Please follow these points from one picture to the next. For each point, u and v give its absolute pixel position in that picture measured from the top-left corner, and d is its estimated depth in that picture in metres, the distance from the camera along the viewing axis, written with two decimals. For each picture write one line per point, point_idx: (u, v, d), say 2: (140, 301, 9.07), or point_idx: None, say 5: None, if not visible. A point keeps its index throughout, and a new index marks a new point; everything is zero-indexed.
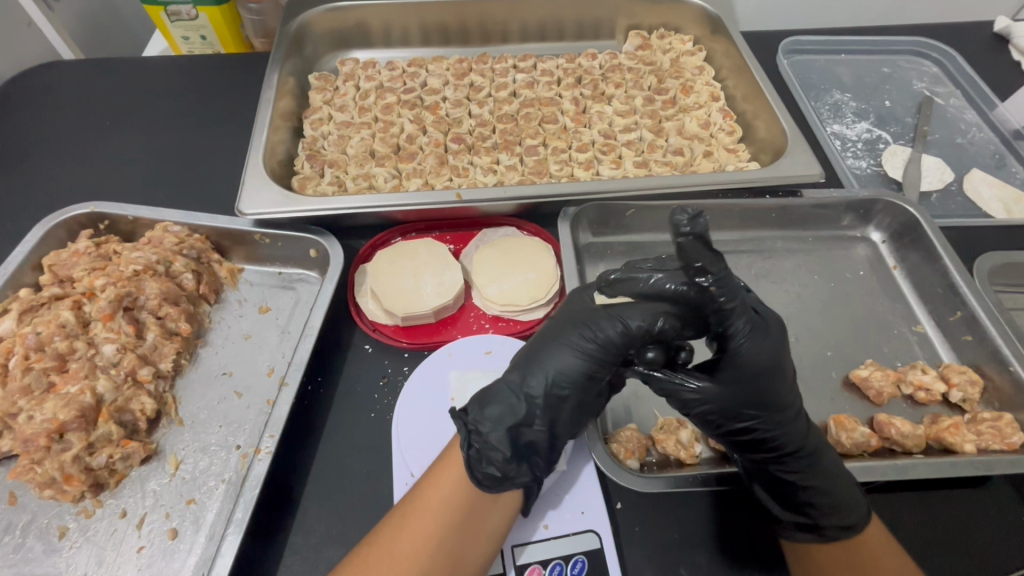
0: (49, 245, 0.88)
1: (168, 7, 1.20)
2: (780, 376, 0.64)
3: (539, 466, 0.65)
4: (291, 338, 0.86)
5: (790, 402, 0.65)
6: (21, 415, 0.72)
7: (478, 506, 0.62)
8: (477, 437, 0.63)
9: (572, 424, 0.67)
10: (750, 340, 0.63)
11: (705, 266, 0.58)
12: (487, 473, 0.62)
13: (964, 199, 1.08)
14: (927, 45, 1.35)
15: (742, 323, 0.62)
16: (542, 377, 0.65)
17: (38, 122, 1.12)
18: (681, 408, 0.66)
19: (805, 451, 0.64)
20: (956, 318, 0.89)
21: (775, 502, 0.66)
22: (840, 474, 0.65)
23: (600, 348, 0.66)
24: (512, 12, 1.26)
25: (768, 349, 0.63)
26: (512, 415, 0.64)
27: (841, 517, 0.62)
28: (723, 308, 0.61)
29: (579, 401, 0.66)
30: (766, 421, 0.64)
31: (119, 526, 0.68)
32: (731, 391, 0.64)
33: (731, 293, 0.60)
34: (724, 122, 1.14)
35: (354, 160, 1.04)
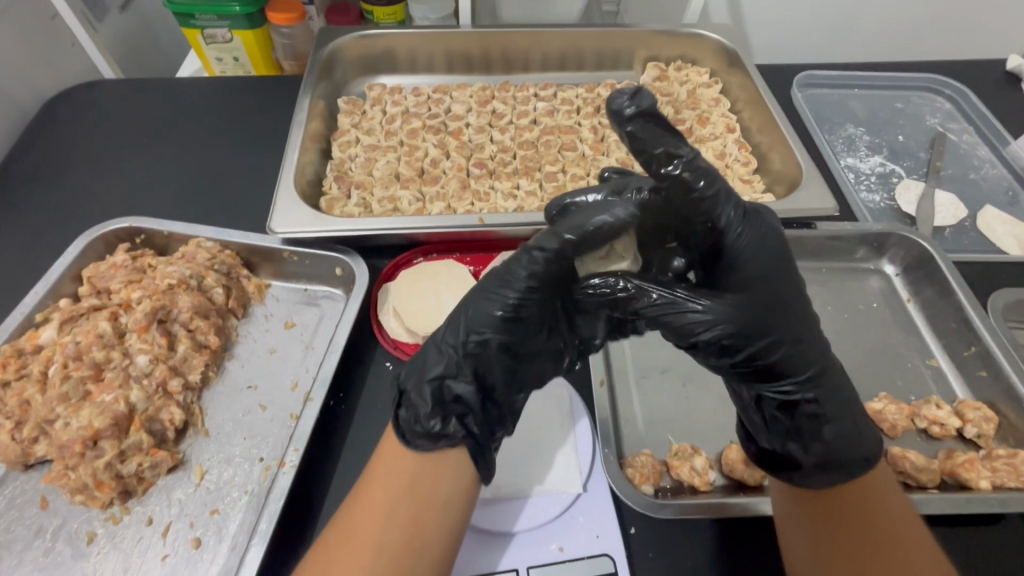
0: (89, 258, 0.92)
1: (205, 30, 1.27)
2: (786, 278, 0.66)
3: (474, 421, 0.64)
4: (314, 354, 0.88)
5: (801, 314, 0.66)
6: (58, 422, 0.74)
7: (421, 475, 0.62)
8: (407, 399, 0.64)
9: (504, 369, 0.66)
10: (745, 231, 0.65)
11: (673, 148, 0.62)
12: (415, 433, 0.63)
13: (977, 234, 1.09)
14: (939, 82, 1.37)
15: (732, 213, 0.65)
16: (459, 329, 0.65)
17: (80, 138, 1.17)
18: (687, 334, 0.64)
19: (823, 377, 0.66)
20: (970, 353, 0.90)
21: (794, 444, 0.67)
22: (855, 405, 0.68)
23: (516, 284, 0.64)
24: (534, 43, 1.31)
25: (765, 241, 0.66)
26: (433, 368, 0.64)
27: (862, 450, 0.65)
28: (705, 196, 0.64)
29: (505, 341, 0.65)
30: (776, 339, 0.65)
31: (145, 534, 0.70)
32: (737, 305, 0.64)
33: (711, 180, 0.64)
34: (739, 153, 1.17)
35: (380, 183, 1.07)
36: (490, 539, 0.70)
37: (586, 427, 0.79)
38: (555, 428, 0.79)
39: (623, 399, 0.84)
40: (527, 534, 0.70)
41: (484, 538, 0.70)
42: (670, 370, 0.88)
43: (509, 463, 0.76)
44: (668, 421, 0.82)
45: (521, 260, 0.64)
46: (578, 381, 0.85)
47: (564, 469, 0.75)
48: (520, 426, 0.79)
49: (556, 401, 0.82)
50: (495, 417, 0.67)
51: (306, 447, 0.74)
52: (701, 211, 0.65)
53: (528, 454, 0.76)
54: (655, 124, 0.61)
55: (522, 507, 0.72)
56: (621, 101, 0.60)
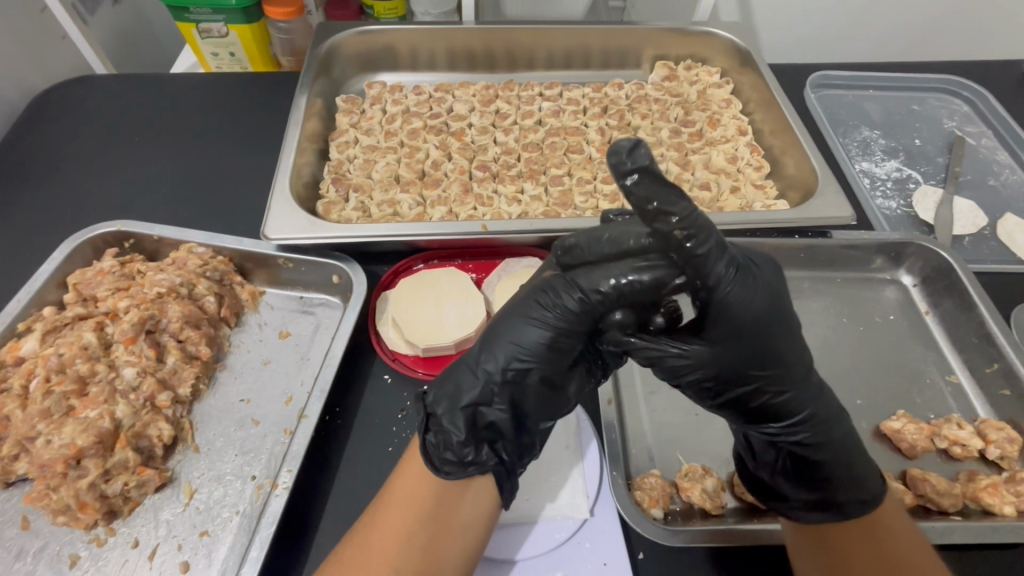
0: (75, 263, 0.88)
1: (199, 24, 1.21)
2: (780, 328, 0.59)
3: (504, 448, 0.61)
4: (310, 365, 0.85)
5: (798, 360, 0.60)
6: (39, 439, 0.71)
7: (444, 500, 0.59)
8: (435, 423, 0.61)
9: (541, 400, 0.62)
10: (738, 287, 0.56)
11: (666, 204, 0.52)
12: (445, 460, 0.59)
13: (997, 243, 1.05)
14: (958, 83, 1.33)
15: (724, 267, 0.55)
16: (500, 357, 0.61)
17: (68, 135, 1.13)
18: (671, 377, 0.60)
19: (819, 420, 0.62)
20: (992, 370, 0.86)
21: (782, 479, 0.64)
22: (854, 445, 0.63)
23: (558, 314, 0.61)
24: (539, 40, 1.27)
25: (757, 297, 0.57)
26: (466, 394, 0.60)
27: (857, 493, 0.61)
28: (696, 255, 0.54)
29: (546, 372, 0.62)
30: (765, 384, 0.60)
31: (131, 557, 0.67)
32: (727, 356, 0.58)
33: (704, 236, 0.54)
34: (751, 157, 1.13)
35: (379, 185, 1.04)
36: (491, 566, 0.67)
37: (595, 449, 0.76)
38: (561, 448, 0.76)
39: (631, 416, 0.81)
40: (530, 561, 0.67)
41: (489, 567, 0.67)
42: None
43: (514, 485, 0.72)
44: (679, 440, 0.79)
45: (573, 294, 0.61)
46: (584, 397, 0.82)
47: (570, 492, 0.72)
48: None
49: (562, 419, 0.79)
50: (528, 447, 0.64)
51: (300, 466, 0.71)
52: (693, 268, 0.54)
53: (532, 476, 0.74)
54: (654, 177, 0.51)
55: (527, 533, 0.69)
56: (623, 151, 0.51)
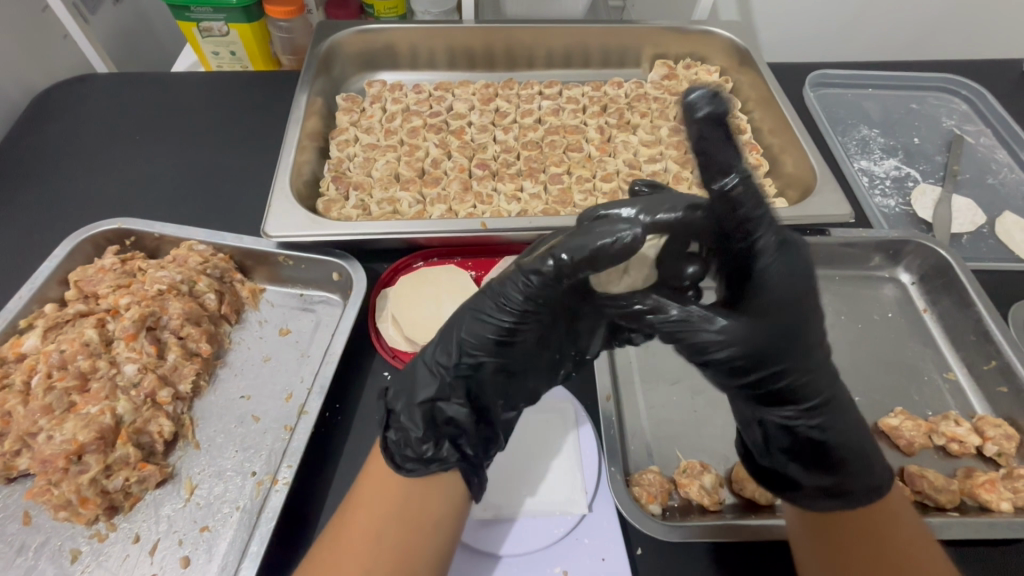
0: (76, 260, 0.88)
1: (200, 23, 1.21)
2: (810, 309, 0.61)
3: (467, 444, 0.62)
4: (310, 362, 0.85)
5: (820, 343, 0.62)
6: (40, 434, 0.71)
7: (408, 497, 0.60)
8: (395, 421, 0.62)
9: (497, 388, 0.66)
10: (774, 260, 0.59)
11: (728, 163, 0.55)
12: (407, 457, 0.60)
13: (995, 241, 1.06)
14: (957, 82, 1.33)
15: (761, 242, 0.59)
16: (452, 350, 0.64)
17: (69, 133, 1.13)
18: (698, 351, 0.62)
19: (833, 405, 0.63)
20: (990, 367, 0.87)
21: (798, 464, 0.64)
22: (863, 432, 0.64)
23: (511, 305, 0.63)
24: (539, 39, 1.27)
25: (796, 275, 0.60)
26: (424, 391, 0.62)
27: (866, 479, 0.61)
28: (749, 218, 0.58)
29: (499, 363, 0.65)
30: (792, 365, 0.61)
31: (132, 552, 0.68)
32: (760, 333, 0.60)
33: (755, 202, 0.58)
34: (750, 155, 1.14)
35: (379, 184, 1.04)
36: (489, 561, 0.67)
37: (587, 444, 0.77)
38: (552, 444, 0.76)
39: (630, 412, 0.81)
40: (528, 557, 0.67)
41: (488, 562, 0.67)
42: (679, 383, 0.84)
43: (512, 481, 0.73)
44: (677, 437, 0.79)
45: (516, 282, 0.62)
46: (583, 394, 0.82)
47: (564, 488, 0.72)
48: (522, 442, 0.77)
49: (559, 415, 0.79)
50: (493, 440, 0.65)
51: (300, 462, 0.71)
52: (741, 228, 0.59)
53: (531, 471, 0.74)
54: (722, 130, 0.55)
55: (524, 528, 0.69)
56: (696, 98, 0.54)
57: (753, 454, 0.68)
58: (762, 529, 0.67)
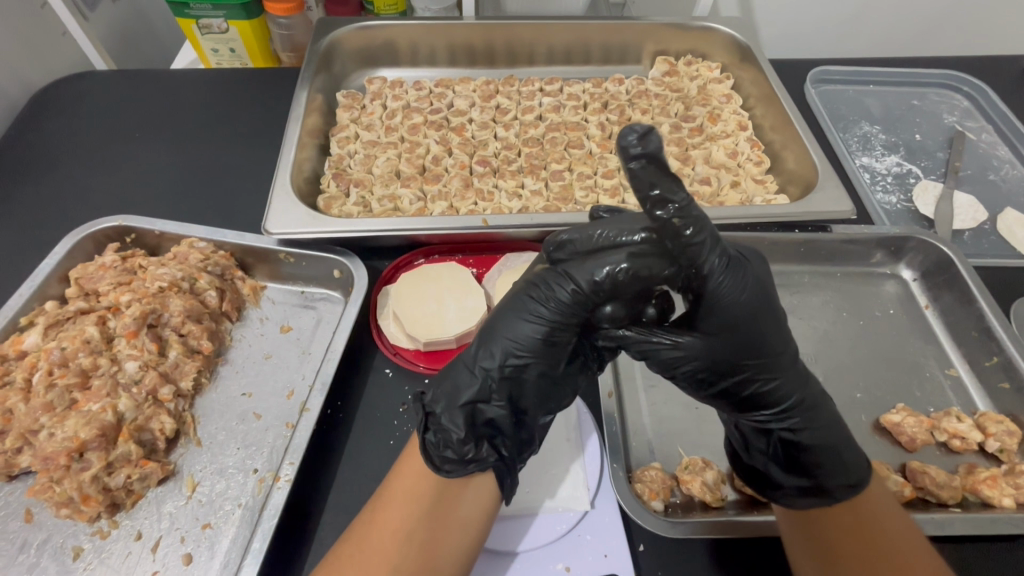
0: (76, 257, 0.88)
1: (200, 20, 1.21)
2: (766, 318, 0.61)
3: (504, 445, 0.62)
4: (311, 360, 0.85)
5: (784, 348, 0.62)
6: (42, 432, 0.71)
7: (443, 496, 0.59)
8: (434, 422, 0.61)
9: (541, 393, 0.63)
10: (728, 279, 0.58)
11: (667, 191, 0.53)
12: (445, 458, 0.59)
13: (997, 238, 1.05)
14: (958, 78, 1.33)
15: (716, 259, 0.57)
16: (498, 351, 0.62)
17: (68, 130, 1.13)
18: (665, 369, 0.62)
19: (806, 405, 0.64)
20: (992, 363, 0.87)
21: (775, 465, 0.66)
22: (839, 427, 0.65)
23: (553, 308, 0.62)
24: (540, 36, 1.26)
25: (749, 287, 0.60)
26: (465, 392, 0.61)
27: (845, 476, 0.62)
28: (691, 243, 0.56)
29: (544, 367, 0.63)
30: (755, 373, 0.62)
31: (134, 549, 0.68)
32: (716, 347, 0.61)
33: (699, 223, 0.56)
34: (751, 152, 1.14)
35: (379, 181, 1.04)
36: (491, 558, 0.67)
37: (594, 442, 0.77)
38: (561, 441, 0.76)
39: (631, 409, 0.81)
40: (530, 553, 0.67)
41: (490, 558, 0.67)
42: None
43: None
44: (679, 433, 0.79)
45: (566, 286, 0.62)
46: (584, 391, 0.82)
47: (570, 484, 0.72)
48: None
49: (563, 413, 0.79)
50: (529, 444, 0.64)
51: (302, 459, 0.71)
52: (685, 255, 0.57)
53: (535, 469, 0.74)
54: (660, 168, 0.52)
55: (525, 526, 0.69)
56: (628, 139, 0.51)
57: (741, 455, 0.70)
58: (765, 526, 0.67)
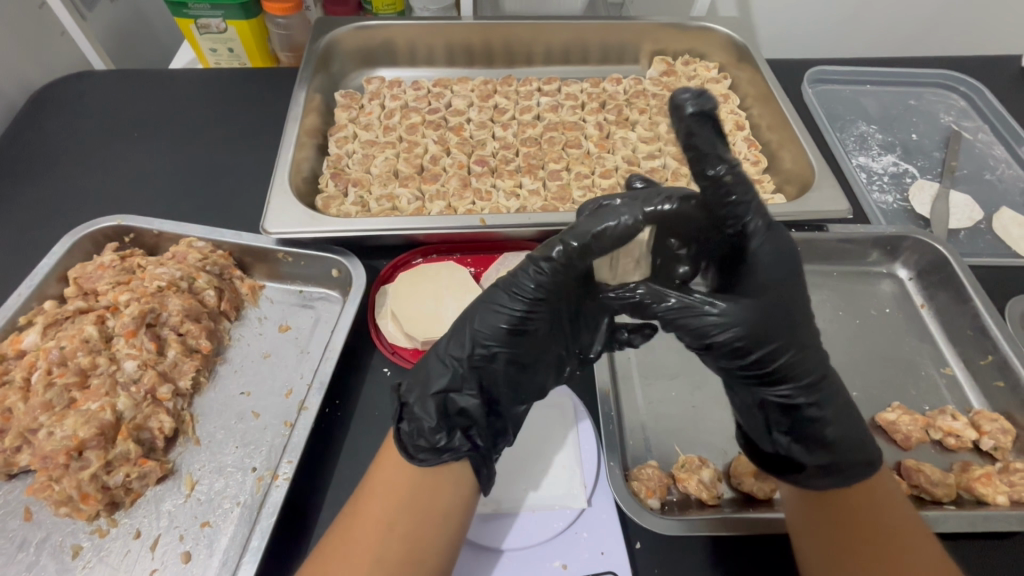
0: (75, 257, 0.89)
1: (198, 20, 1.21)
2: (796, 290, 0.65)
3: (476, 434, 0.63)
4: (310, 359, 0.85)
5: (809, 323, 0.65)
6: (41, 431, 0.71)
7: (420, 487, 0.60)
8: (408, 411, 0.63)
9: (509, 381, 0.66)
10: (767, 245, 0.64)
11: (715, 154, 0.61)
12: (419, 447, 0.61)
13: (993, 237, 1.06)
14: (955, 78, 1.33)
15: (755, 224, 0.64)
16: (466, 341, 0.64)
17: (67, 130, 1.13)
18: (700, 337, 0.63)
19: (827, 381, 0.65)
20: (986, 362, 0.87)
21: (799, 445, 0.65)
22: (852, 409, 0.66)
23: (522, 296, 0.63)
24: (537, 36, 1.27)
25: (784, 256, 0.65)
26: (437, 381, 0.63)
27: (864, 456, 0.64)
28: (738, 204, 0.63)
29: (511, 355, 0.65)
30: (787, 344, 0.63)
31: (132, 547, 0.68)
32: (757, 312, 0.62)
33: (742, 188, 0.63)
34: (748, 151, 1.14)
35: (378, 180, 1.04)
36: (488, 556, 0.67)
37: (589, 440, 0.77)
38: (550, 438, 0.77)
39: (628, 407, 0.82)
40: (527, 551, 0.68)
41: (488, 556, 0.67)
42: (678, 378, 0.85)
43: (512, 475, 0.73)
44: (676, 431, 0.79)
45: (529, 271, 0.63)
46: (582, 390, 0.82)
47: (566, 482, 0.73)
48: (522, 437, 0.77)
49: (557, 409, 0.79)
50: (502, 433, 0.66)
51: (300, 457, 0.71)
52: (731, 213, 0.63)
53: (531, 467, 0.74)
54: (713, 126, 0.61)
55: (521, 524, 0.69)
56: (683, 97, 0.60)
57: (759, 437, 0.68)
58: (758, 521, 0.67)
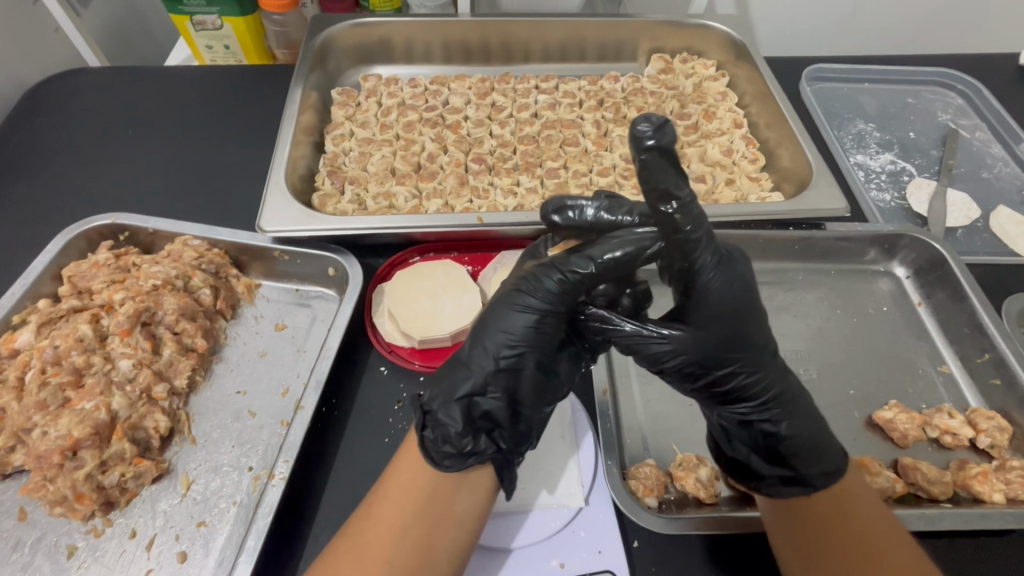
0: (69, 255, 0.88)
1: (193, 17, 1.20)
2: (751, 313, 0.62)
3: (501, 437, 0.62)
4: (306, 357, 0.85)
5: (763, 344, 0.63)
6: (35, 430, 0.71)
7: (439, 491, 0.59)
8: (432, 417, 0.60)
9: (537, 388, 0.63)
10: (718, 277, 0.59)
11: (671, 186, 0.53)
12: (444, 453, 0.59)
13: (990, 236, 1.06)
14: (952, 76, 1.33)
15: (707, 257, 0.59)
16: (491, 348, 0.62)
17: (61, 127, 1.12)
18: (652, 364, 0.63)
19: (784, 398, 0.64)
20: (983, 360, 0.87)
21: (756, 456, 0.66)
22: (816, 419, 0.65)
23: (545, 298, 0.62)
24: (535, 33, 1.26)
25: (736, 283, 0.61)
26: (461, 386, 0.61)
27: (822, 467, 0.62)
28: (689, 239, 0.57)
29: (539, 359, 0.63)
30: (738, 367, 0.63)
31: (128, 547, 0.67)
32: (706, 339, 0.61)
33: (694, 220, 0.56)
34: (746, 149, 1.14)
35: (374, 178, 1.04)
36: (485, 555, 0.67)
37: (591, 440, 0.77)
38: (556, 438, 0.77)
39: (625, 406, 0.81)
40: (524, 550, 0.68)
41: (485, 555, 0.67)
42: None
43: None
44: (673, 430, 0.79)
45: (551, 275, 0.63)
46: (579, 388, 0.82)
47: (565, 481, 0.73)
48: None
49: (558, 409, 0.79)
50: (529, 435, 0.64)
51: (297, 457, 0.71)
52: (681, 251, 0.58)
53: (529, 465, 0.74)
54: (671, 156, 0.52)
55: (518, 522, 0.69)
56: (644, 125, 0.51)
57: (722, 446, 0.70)
58: (755, 521, 0.67)
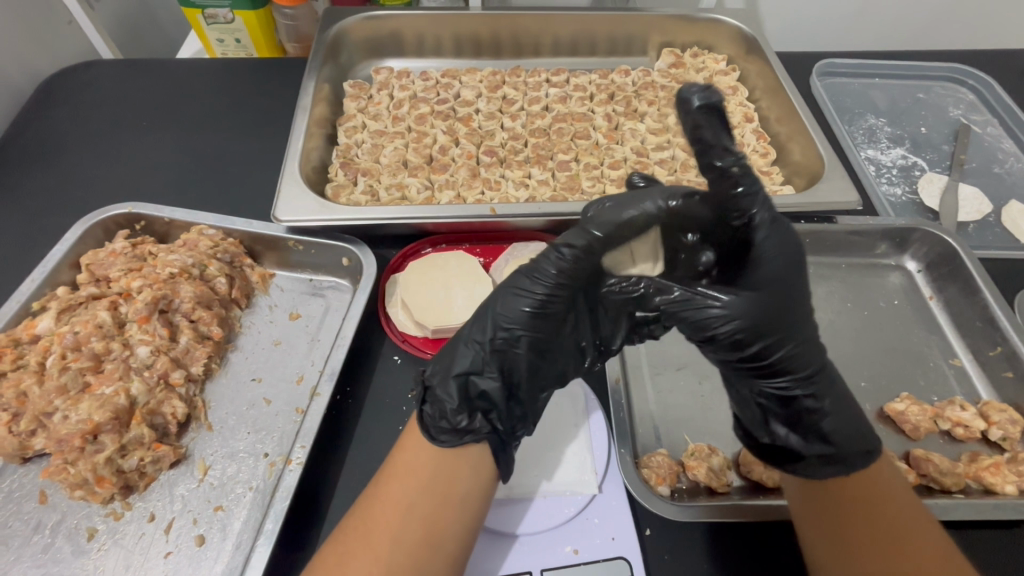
0: (87, 244, 0.89)
1: (206, 10, 1.21)
2: (795, 284, 0.65)
3: (498, 418, 0.63)
4: (321, 346, 0.86)
5: (804, 314, 0.66)
6: (56, 414, 0.72)
7: (441, 470, 0.60)
8: (431, 393, 0.63)
9: (530, 367, 0.65)
10: (768, 242, 0.65)
11: (724, 148, 0.64)
12: (441, 428, 0.61)
13: (1002, 230, 1.06)
14: (962, 72, 1.33)
15: (760, 222, 0.65)
16: (489, 325, 0.65)
17: (75, 118, 1.13)
18: (704, 328, 0.64)
19: (823, 370, 0.66)
20: (995, 353, 0.87)
21: (795, 436, 0.65)
22: (851, 400, 0.66)
23: (542, 281, 0.65)
24: (546, 27, 1.26)
25: (786, 252, 0.65)
26: (459, 363, 0.64)
27: (862, 445, 0.63)
28: (740, 199, 0.65)
29: (535, 339, 0.65)
30: (785, 336, 0.64)
31: (147, 530, 0.68)
32: (756, 303, 0.63)
33: (748, 179, 0.65)
34: (757, 143, 1.14)
35: (387, 170, 1.04)
36: (499, 541, 0.68)
37: (598, 428, 0.77)
38: (564, 427, 0.77)
39: (637, 397, 0.82)
40: (539, 536, 0.68)
41: (502, 542, 0.68)
42: (686, 368, 0.85)
43: (522, 462, 0.74)
44: (685, 421, 0.80)
45: (550, 257, 0.65)
46: (591, 378, 0.83)
47: (577, 470, 0.73)
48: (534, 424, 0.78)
49: (567, 399, 0.80)
50: (522, 418, 0.65)
51: (313, 442, 0.72)
52: (733, 208, 0.65)
53: (541, 455, 0.75)
54: (716, 124, 0.65)
55: (531, 509, 0.70)
56: (691, 93, 0.64)
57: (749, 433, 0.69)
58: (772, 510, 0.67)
